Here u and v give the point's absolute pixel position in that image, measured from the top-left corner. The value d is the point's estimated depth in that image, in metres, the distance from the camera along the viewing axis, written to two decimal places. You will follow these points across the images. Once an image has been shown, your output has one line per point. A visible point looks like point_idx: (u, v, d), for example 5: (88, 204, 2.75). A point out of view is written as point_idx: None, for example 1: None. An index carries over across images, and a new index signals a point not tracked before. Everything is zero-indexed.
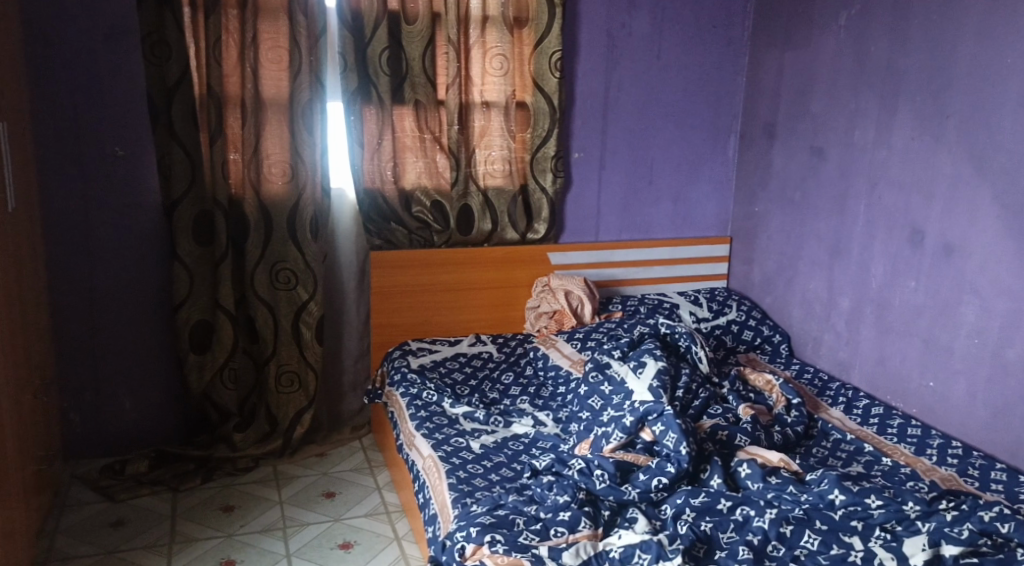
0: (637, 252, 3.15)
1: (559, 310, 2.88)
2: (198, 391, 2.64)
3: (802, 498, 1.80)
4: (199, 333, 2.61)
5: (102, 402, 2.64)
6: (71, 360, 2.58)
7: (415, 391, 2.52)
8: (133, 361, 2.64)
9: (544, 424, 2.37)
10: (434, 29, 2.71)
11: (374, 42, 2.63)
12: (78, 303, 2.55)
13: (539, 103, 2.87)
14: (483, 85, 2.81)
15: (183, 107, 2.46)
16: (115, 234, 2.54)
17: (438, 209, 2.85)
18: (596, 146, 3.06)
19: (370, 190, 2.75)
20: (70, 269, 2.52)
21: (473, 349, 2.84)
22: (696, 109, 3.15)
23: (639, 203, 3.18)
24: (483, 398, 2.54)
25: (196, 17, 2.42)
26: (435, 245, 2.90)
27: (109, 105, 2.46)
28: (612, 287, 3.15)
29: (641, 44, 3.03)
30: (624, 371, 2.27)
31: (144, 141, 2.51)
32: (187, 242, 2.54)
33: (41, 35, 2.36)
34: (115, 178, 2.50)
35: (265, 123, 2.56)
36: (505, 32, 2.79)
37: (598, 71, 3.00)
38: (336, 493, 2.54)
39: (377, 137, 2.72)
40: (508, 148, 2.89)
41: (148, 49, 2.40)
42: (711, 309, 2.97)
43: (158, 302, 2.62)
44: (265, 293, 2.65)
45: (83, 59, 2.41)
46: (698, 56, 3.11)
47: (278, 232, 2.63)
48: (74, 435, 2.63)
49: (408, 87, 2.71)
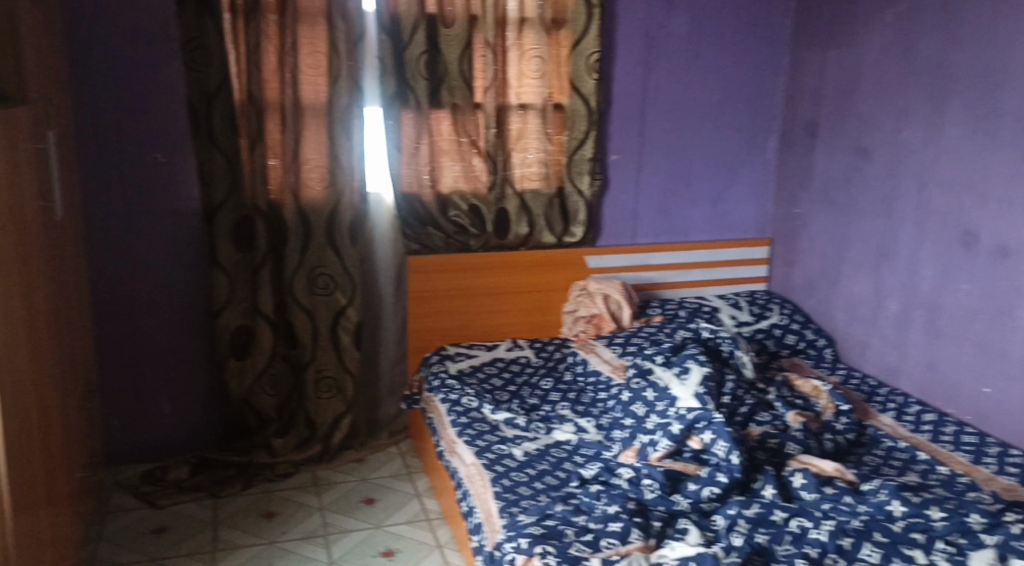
0: (676, 255, 3.11)
1: (597, 315, 2.84)
2: (238, 397, 2.64)
3: (860, 509, 1.76)
4: (239, 339, 2.61)
5: (143, 408, 2.65)
6: (114, 368, 2.59)
7: (455, 397, 2.50)
8: (173, 367, 2.65)
9: (586, 431, 2.34)
10: (471, 31, 2.68)
11: (412, 45, 2.62)
12: (120, 309, 2.56)
13: (577, 106, 2.84)
14: (520, 88, 2.78)
15: (224, 114, 2.46)
16: (156, 241, 2.55)
17: (475, 213, 2.83)
18: (634, 148, 3.02)
19: (408, 194, 2.74)
20: (111, 275, 2.53)
21: (511, 354, 2.82)
22: (735, 110, 3.10)
23: (677, 205, 3.13)
24: (524, 404, 2.51)
25: (236, 24, 2.41)
26: (471, 249, 2.88)
27: (151, 113, 2.46)
28: (650, 290, 3.11)
29: (679, 45, 2.99)
30: (668, 376, 2.22)
31: (185, 147, 2.51)
32: (226, 248, 2.54)
33: (84, 44, 2.37)
34: (156, 186, 2.51)
35: (304, 128, 2.55)
36: (542, 33, 2.75)
37: (636, 72, 2.96)
38: (375, 500, 2.52)
39: (414, 141, 2.70)
40: (545, 150, 2.86)
41: (188, 55, 2.40)
42: (752, 313, 2.94)
43: (199, 308, 2.63)
44: (303, 299, 2.64)
45: (123, 67, 2.42)
46: (738, 56, 3.06)
47: (317, 238, 2.62)
48: (116, 441, 2.64)
49: (445, 91, 2.70)
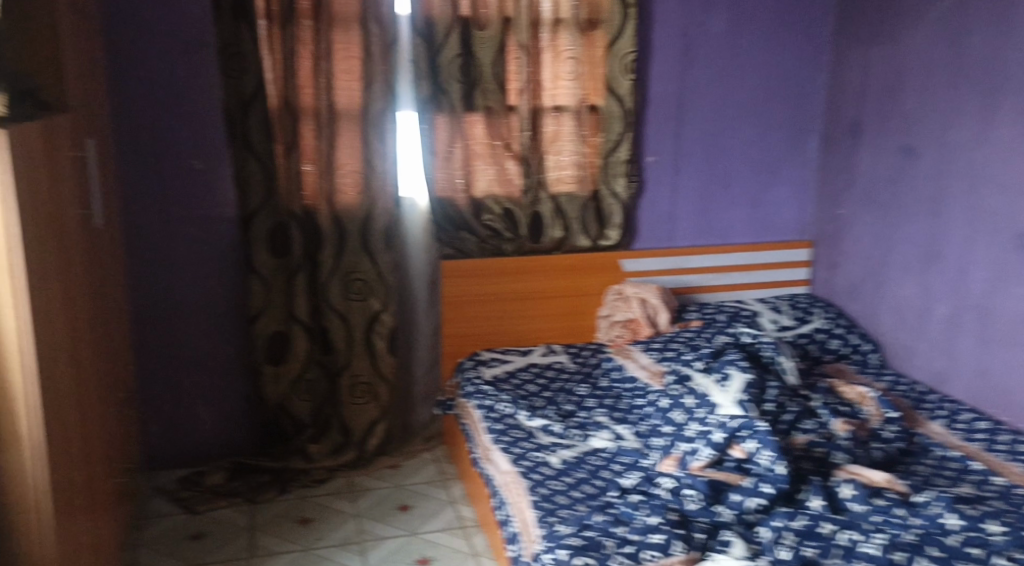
0: (714, 258, 3.06)
1: (633, 319, 2.80)
2: (274, 402, 2.65)
3: (913, 522, 1.71)
4: (274, 344, 2.61)
5: (181, 413, 2.66)
6: (152, 373, 2.61)
7: (489, 403, 2.47)
8: (210, 373, 2.66)
9: (624, 438, 2.29)
10: (505, 34, 2.66)
11: (446, 48, 2.60)
12: (158, 315, 2.57)
13: (612, 107, 2.80)
14: (554, 90, 2.75)
15: (260, 120, 2.46)
16: (194, 247, 2.56)
17: (509, 216, 2.80)
18: (670, 149, 2.97)
19: (441, 199, 2.72)
20: (149, 282, 2.55)
21: (546, 359, 2.79)
22: (774, 110, 3.04)
23: (715, 207, 3.07)
24: (559, 411, 2.47)
25: (272, 30, 2.41)
26: (505, 253, 2.86)
27: (188, 119, 2.48)
28: (688, 294, 3.05)
29: (717, 44, 2.93)
30: (707, 383, 2.17)
31: (222, 154, 2.52)
32: (262, 254, 2.54)
33: (123, 52, 2.39)
34: (193, 193, 2.52)
35: (338, 134, 2.54)
36: (577, 34, 2.72)
37: (672, 73, 2.91)
38: (410, 506, 2.51)
39: (448, 145, 2.68)
40: (580, 153, 2.82)
41: (224, 62, 2.40)
42: (793, 317, 2.87)
43: (235, 314, 2.64)
44: (337, 304, 2.63)
45: (161, 75, 2.43)
46: (777, 54, 2.99)
47: (351, 243, 2.61)
48: (154, 446, 2.66)
49: (479, 94, 2.67)
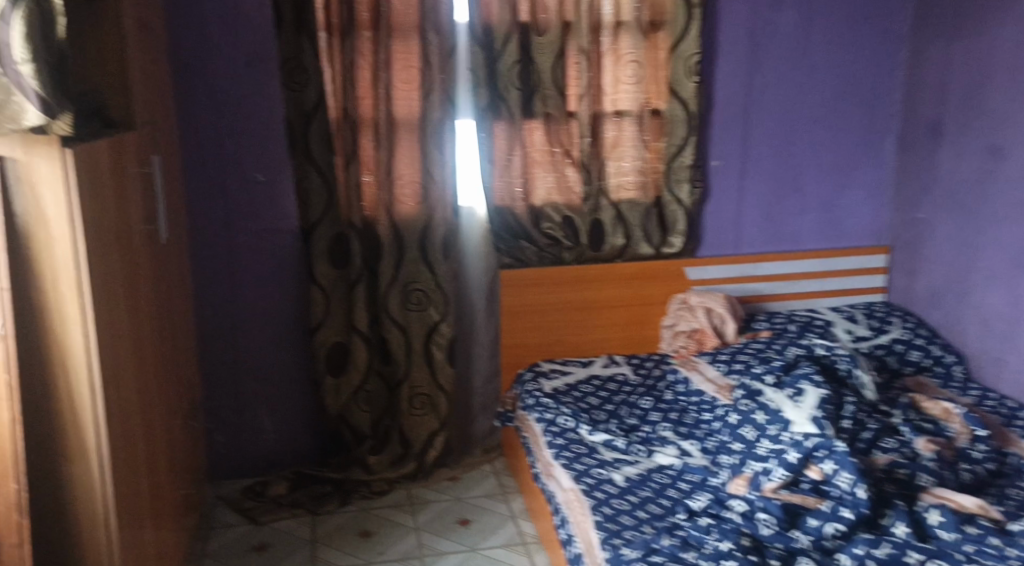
0: (783, 265, 2.95)
1: (699, 329, 2.70)
2: (334, 413, 2.64)
3: (1008, 554, 1.63)
4: (335, 356, 2.61)
5: (245, 424, 2.69)
6: (216, 383, 2.64)
7: (550, 417, 2.41)
8: (272, 384, 2.67)
9: (691, 454, 2.22)
10: (565, 39, 2.60)
11: (504, 55, 2.56)
12: (221, 326, 2.60)
13: (676, 111, 2.72)
14: (615, 94, 2.68)
15: (320, 132, 2.46)
16: (255, 259, 2.58)
17: (569, 224, 2.74)
18: (737, 153, 2.87)
19: (500, 208, 2.68)
20: (213, 294, 2.57)
21: (607, 371, 2.72)
22: (847, 110, 2.91)
23: (783, 211, 2.96)
24: (622, 425, 2.40)
25: (331, 42, 2.41)
26: (565, 261, 2.80)
27: (250, 133, 2.49)
28: (756, 302, 2.95)
29: (787, 43, 2.82)
30: (780, 399, 2.08)
31: (283, 166, 2.53)
32: (323, 266, 2.55)
33: (187, 68, 2.42)
34: (255, 205, 2.54)
35: (397, 144, 2.53)
36: (639, 37, 2.65)
37: (738, 74, 2.81)
38: (471, 521, 2.47)
39: (507, 153, 2.63)
40: (641, 158, 2.74)
41: (285, 76, 2.41)
42: (870, 327, 2.74)
43: (296, 325, 2.65)
44: (397, 315, 2.62)
45: (224, 89, 2.45)
46: (851, 52, 2.86)
47: (411, 253, 2.60)
48: (218, 456, 2.69)
49: (538, 100, 2.62)
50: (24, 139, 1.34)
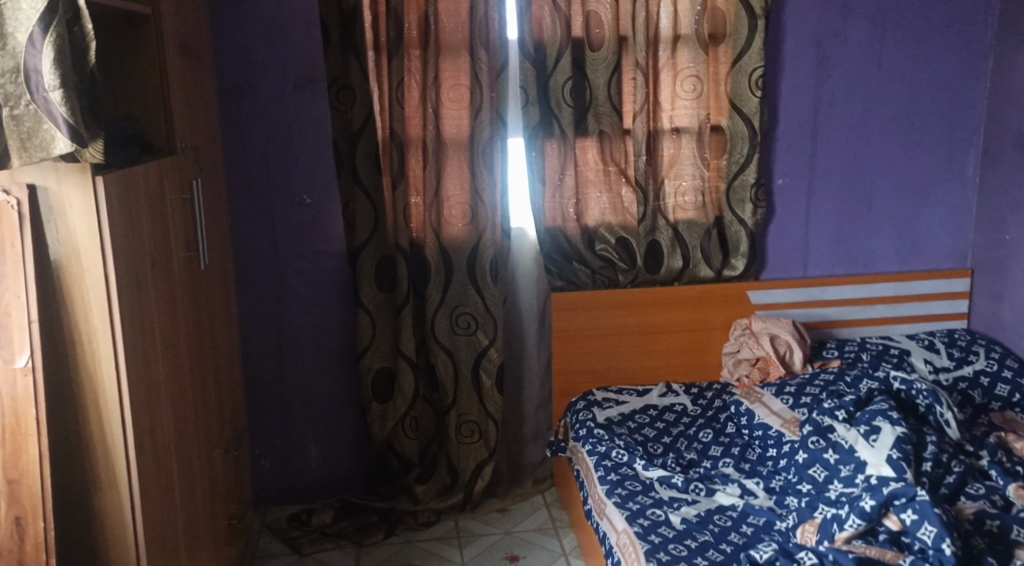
0: (854, 289, 2.77)
1: (763, 357, 2.56)
2: (380, 440, 2.57)
3: None
4: (381, 381, 2.54)
5: (290, 449, 2.64)
6: (262, 408, 2.60)
7: (603, 450, 2.29)
8: (318, 409, 2.62)
9: (754, 494, 2.07)
10: (621, 53, 2.49)
11: (557, 72, 2.46)
12: (268, 350, 2.56)
13: (738, 127, 2.58)
14: (673, 110, 2.56)
15: (367, 152, 2.41)
16: (301, 282, 2.53)
17: (624, 246, 2.63)
18: (803, 171, 2.72)
19: (552, 229, 2.58)
20: (260, 317, 2.54)
21: (664, 401, 2.58)
22: (924, 125, 2.75)
23: (854, 232, 2.79)
24: (680, 460, 2.27)
25: (379, 61, 2.36)
26: (620, 284, 2.68)
27: (297, 154, 2.46)
28: (824, 328, 2.78)
29: (859, 54, 2.67)
30: (852, 436, 2.02)
31: (331, 188, 2.49)
32: (369, 289, 2.49)
33: (235, 90, 2.40)
34: (302, 227, 2.50)
35: (446, 164, 2.46)
36: (698, 50, 2.52)
37: (805, 87, 2.66)
38: (519, 557, 2.36)
39: (559, 172, 2.53)
40: (701, 177, 2.61)
41: (334, 96, 2.36)
42: (952, 357, 2.59)
43: (342, 350, 2.59)
44: (445, 339, 2.54)
45: (272, 110, 2.42)
46: (929, 63, 2.70)
47: (459, 277, 2.52)
48: (263, 482, 2.65)
49: (592, 118, 2.52)
50: (55, 168, 1.31)
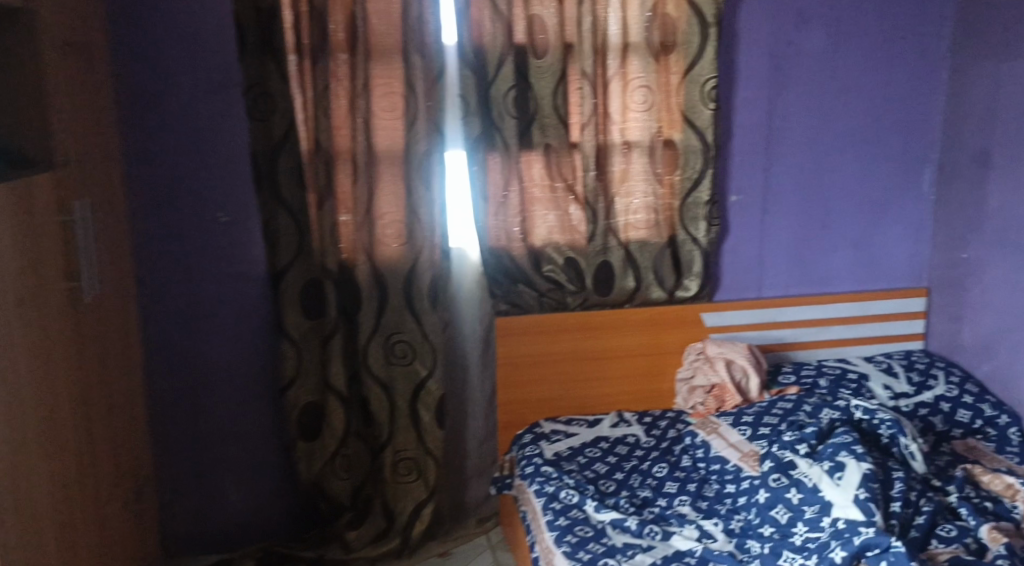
0: (811, 310, 2.66)
1: (718, 384, 2.41)
2: (308, 481, 2.35)
3: None
4: (309, 417, 2.32)
5: (206, 493, 2.39)
6: (174, 448, 2.35)
7: (551, 490, 2.10)
8: (238, 448, 2.38)
9: (713, 537, 1.91)
10: (567, 61, 2.33)
11: (498, 80, 2.28)
12: (179, 384, 2.31)
13: (690, 141, 2.44)
14: (623, 123, 2.41)
15: (290, 166, 2.20)
16: (218, 309, 2.30)
17: (572, 267, 2.46)
18: (757, 187, 2.60)
19: (495, 249, 2.40)
20: (171, 348, 2.29)
21: (616, 432, 2.42)
22: (880, 139, 2.65)
23: (810, 250, 2.68)
24: (633, 499, 2.09)
25: (302, 65, 2.16)
26: (568, 307, 2.51)
27: (211, 167, 2.23)
28: (781, 351, 2.65)
29: (813, 65, 2.56)
30: (816, 473, 1.88)
31: (250, 205, 2.27)
32: (294, 316, 2.27)
33: (139, 96, 2.16)
34: (217, 247, 2.27)
35: (379, 179, 2.26)
36: (648, 60, 2.38)
37: (759, 100, 2.55)
38: None
39: (502, 189, 2.36)
40: (653, 194, 2.47)
41: (251, 104, 2.16)
42: (912, 382, 2.48)
43: (265, 382, 2.36)
44: (379, 369, 2.33)
45: (181, 119, 2.19)
46: (884, 75, 2.61)
47: (394, 302, 2.32)
48: (176, 530, 2.39)
49: (537, 130, 2.35)
50: None
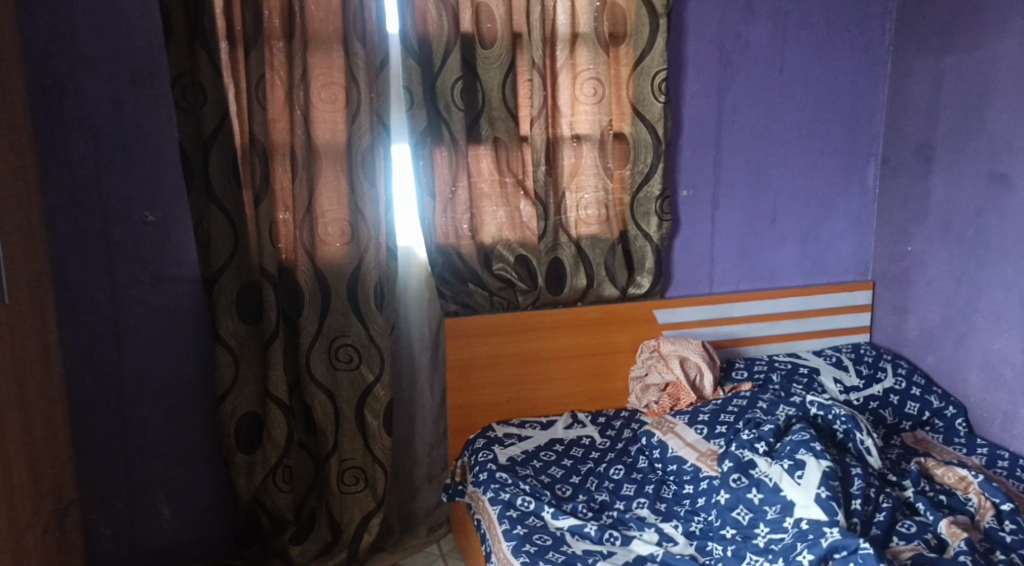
0: (761, 305, 2.65)
1: (673, 382, 2.37)
2: (248, 495, 2.22)
3: None
4: (248, 428, 2.19)
5: (136, 512, 2.23)
6: (99, 465, 2.18)
7: (507, 497, 2.02)
8: (171, 463, 2.23)
9: (673, 540, 1.85)
10: (515, 52, 2.25)
11: (445, 71, 2.19)
12: (105, 397, 2.15)
13: (641, 133, 2.39)
14: (572, 116, 2.34)
15: (222, 161, 2.06)
16: (147, 315, 2.15)
17: (523, 265, 2.38)
18: (707, 181, 2.57)
19: (443, 247, 2.31)
20: (93, 359, 2.13)
21: (570, 434, 2.36)
22: (826, 133, 2.66)
23: (759, 245, 2.67)
24: (591, 504, 2.02)
25: (235, 54, 2.03)
26: (519, 307, 2.44)
27: (135, 163, 2.07)
28: (733, 347, 2.63)
29: (761, 57, 2.54)
30: (777, 473, 1.85)
31: (180, 204, 2.12)
32: (230, 321, 2.13)
33: (53, 86, 1.99)
34: (145, 249, 2.12)
35: (319, 175, 2.14)
36: (598, 51, 2.32)
37: (708, 93, 2.52)
38: None
39: (450, 184, 2.27)
40: (603, 188, 2.41)
41: (179, 95, 2.01)
42: (861, 375, 2.49)
43: (200, 392, 2.22)
44: (322, 375, 2.21)
45: (101, 111, 2.03)
46: (829, 69, 2.61)
47: (338, 305, 2.21)
48: (103, 553, 2.23)
49: (485, 123, 2.26)
50: None
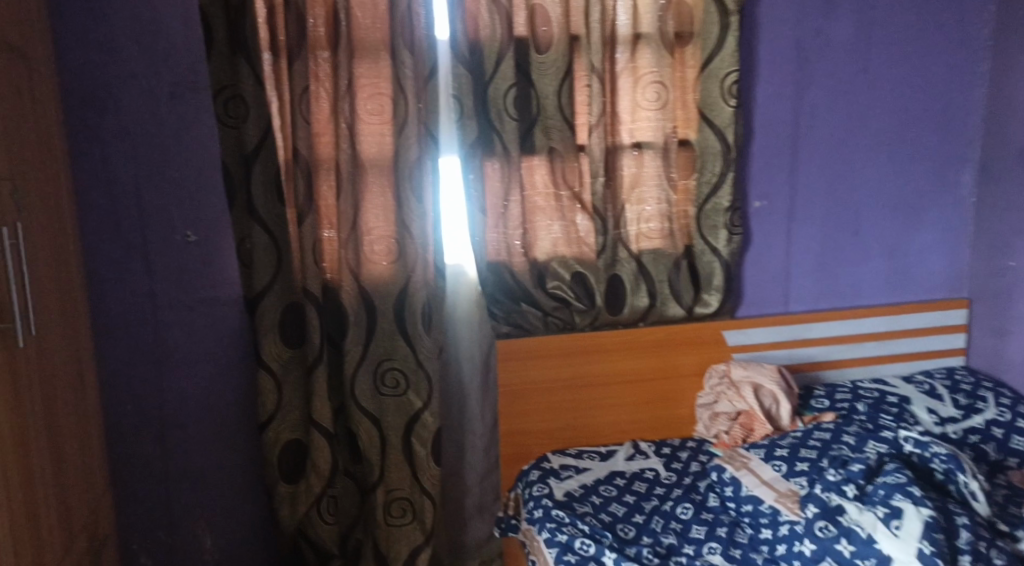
0: (843, 325, 2.42)
1: (745, 412, 2.17)
2: (290, 527, 2.10)
3: None
4: (291, 456, 2.08)
5: (177, 542, 2.14)
6: (139, 493, 2.10)
7: (564, 539, 1.85)
8: (212, 492, 2.14)
9: None
10: (572, 56, 2.09)
11: (497, 79, 2.05)
12: (146, 422, 2.07)
13: (708, 141, 2.20)
14: (633, 123, 2.17)
15: (265, 178, 1.96)
16: (189, 338, 2.06)
17: (581, 283, 2.22)
18: (782, 192, 2.37)
19: (495, 265, 2.16)
20: (134, 383, 2.05)
21: (632, 466, 2.18)
22: (915, 137, 2.42)
23: (840, 260, 2.45)
24: (657, 548, 1.83)
25: (278, 65, 1.94)
26: (577, 328, 2.28)
27: (176, 180, 1.99)
28: (811, 371, 2.41)
29: (842, 56, 2.33)
30: (870, 522, 1.65)
31: (222, 222, 2.03)
32: (273, 344, 2.02)
33: (93, 100, 1.92)
34: (186, 270, 2.03)
35: (365, 190, 2.02)
36: (662, 52, 2.14)
37: (784, 96, 2.32)
38: None
39: (502, 198, 2.12)
40: (667, 200, 2.23)
41: (221, 109, 1.92)
42: (958, 406, 2.24)
43: (242, 418, 2.12)
44: (367, 401, 2.09)
45: (142, 126, 1.96)
46: (919, 67, 2.38)
47: (384, 328, 2.08)
48: None
49: (539, 132, 2.11)
50: None
